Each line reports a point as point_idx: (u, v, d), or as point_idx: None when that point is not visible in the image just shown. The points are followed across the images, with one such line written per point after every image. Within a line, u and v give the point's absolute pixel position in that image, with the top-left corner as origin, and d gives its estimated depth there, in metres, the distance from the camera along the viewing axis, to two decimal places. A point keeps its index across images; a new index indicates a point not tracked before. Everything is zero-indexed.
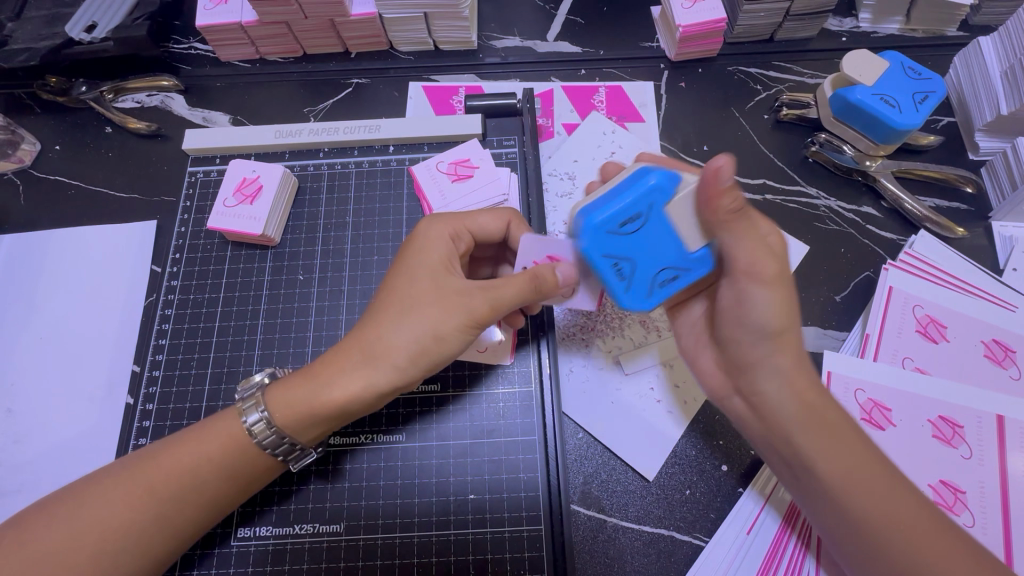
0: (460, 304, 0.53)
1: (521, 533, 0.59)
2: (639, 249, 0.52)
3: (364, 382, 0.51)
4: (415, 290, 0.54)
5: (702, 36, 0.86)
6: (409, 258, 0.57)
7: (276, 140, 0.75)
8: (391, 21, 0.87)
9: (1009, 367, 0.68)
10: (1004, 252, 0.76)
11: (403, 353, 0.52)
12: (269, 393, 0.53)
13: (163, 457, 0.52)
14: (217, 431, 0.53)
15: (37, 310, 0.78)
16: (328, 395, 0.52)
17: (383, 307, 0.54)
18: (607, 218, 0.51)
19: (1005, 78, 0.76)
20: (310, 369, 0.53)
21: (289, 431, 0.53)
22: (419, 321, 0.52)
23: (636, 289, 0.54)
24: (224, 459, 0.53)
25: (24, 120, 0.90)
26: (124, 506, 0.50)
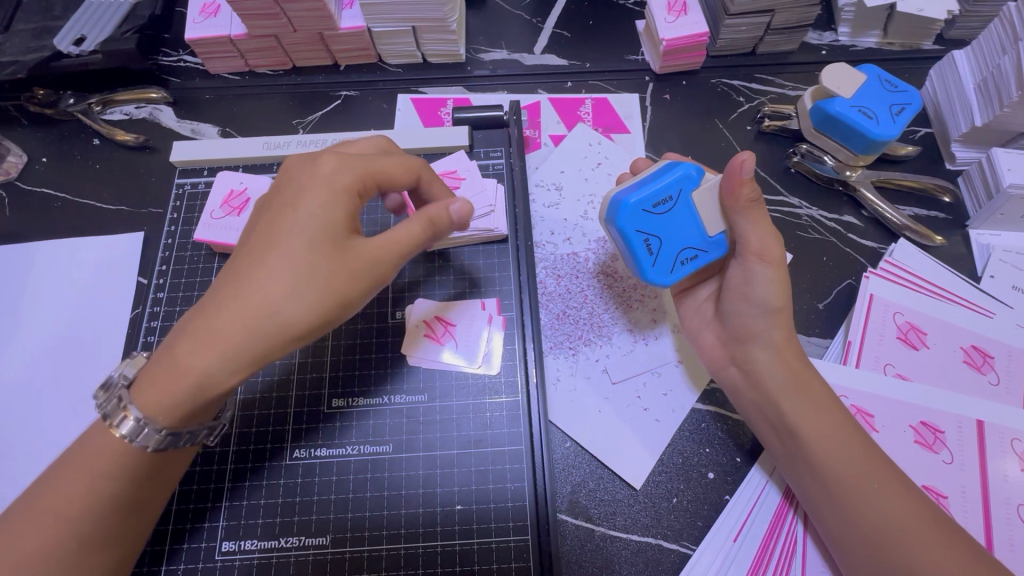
0: (351, 270, 0.51)
1: (508, 544, 0.59)
2: (667, 229, 0.63)
3: (221, 349, 0.47)
4: (301, 261, 0.49)
5: (686, 49, 0.87)
6: (288, 215, 0.51)
7: (264, 152, 0.76)
8: (380, 34, 0.88)
9: (988, 373, 0.69)
10: (982, 259, 0.78)
11: (264, 311, 0.48)
12: (138, 391, 0.49)
13: (63, 482, 0.49)
14: (108, 442, 0.50)
15: (21, 323, 0.78)
16: (202, 383, 0.48)
17: (257, 280, 0.48)
18: (643, 199, 0.62)
19: (978, 90, 0.79)
20: (173, 356, 0.48)
21: (166, 421, 0.49)
22: (306, 293, 0.49)
23: (662, 265, 0.64)
24: (128, 465, 0.50)
25: (10, 132, 0.90)
26: (43, 538, 0.48)
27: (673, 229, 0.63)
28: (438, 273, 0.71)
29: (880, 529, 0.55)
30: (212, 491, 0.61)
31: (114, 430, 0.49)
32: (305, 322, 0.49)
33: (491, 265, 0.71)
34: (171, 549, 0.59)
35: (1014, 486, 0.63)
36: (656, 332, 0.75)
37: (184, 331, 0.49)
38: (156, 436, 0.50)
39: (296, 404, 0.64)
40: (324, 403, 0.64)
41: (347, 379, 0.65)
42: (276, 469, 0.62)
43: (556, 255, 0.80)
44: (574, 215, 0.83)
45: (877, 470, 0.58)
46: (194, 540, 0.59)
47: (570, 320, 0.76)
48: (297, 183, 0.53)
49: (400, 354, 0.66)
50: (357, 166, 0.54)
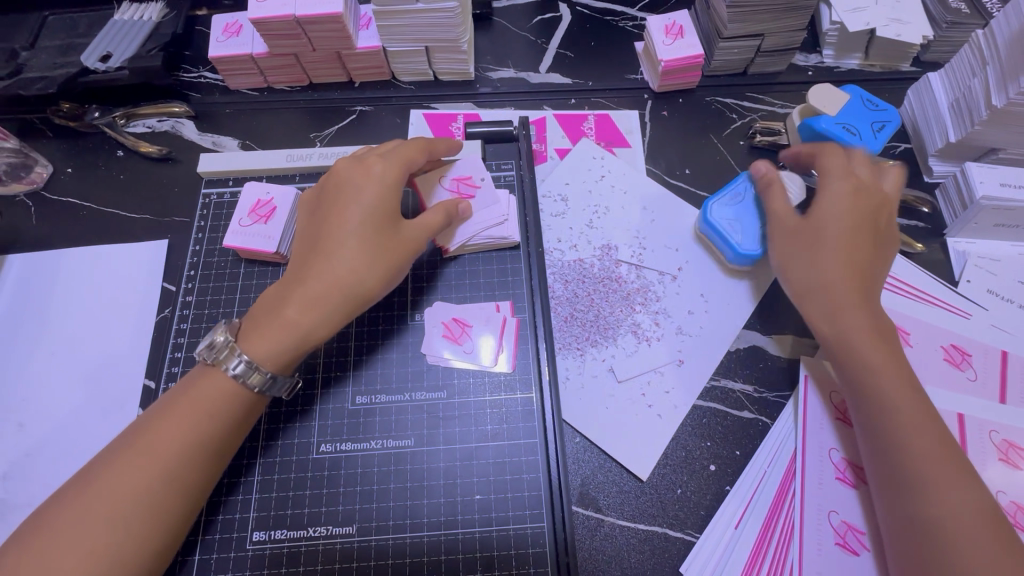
0: (408, 245, 0.67)
1: (526, 530, 0.62)
2: (743, 214, 0.81)
3: (322, 310, 0.62)
4: (372, 240, 0.65)
5: (682, 69, 0.93)
6: (352, 204, 0.66)
7: (287, 163, 0.80)
8: (395, 53, 0.94)
9: (967, 369, 0.74)
10: (959, 265, 0.83)
11: (353, 279, 0.63)
12: (246, 342, 0.61)
13: (161, 425, 0.57)
14: (206, 387, 0.59)
15: (49, 326, 0.81)
16: (307, 336, 0.62)
17: (341, 253, 0.64)
18: (719, 196, 0.82)
19: (952, 109, 0.85)
20: (279, 313, 0.62)
21: (272, 365, 0.61)
22: (379, 263, 0.65)
23: (750, 240, 0.79)
24: (220, 409, 0.59)
25: (36, 144, 0.93)
26: (136, 473, 0.55)
27: (751, 215, 0.81)
28: (455, 278, 0.75)
29: (934, 525, 0.57)
30: (242, 485, 0.64)
31: (224, 370, 0.60)
32: (378, 286, 0.65)
33: (504, 270, 0.75)
34: (203, 541, 0.61)
35: (992, 474, 0.68)
36: (659, 333, 0.79)
37: (288, 296, 0.63)
38: (260, 377, 0.61)
39: (322, 402, 0.68)
40: (348, 401, 0.68)
41: (369, 378, 0.69)
42: (303, 463, 0.65)
43: (564, 262, 0.85)
44: (579, 224, 0.88)
45: (940, 457, 0.59)
46: (226, 531, 0.62)
47: (577, 322, 0.80)
48: (356, 178, 0.67)
49: (420, 353, 0.70)
50: (396, 163, 0.69)
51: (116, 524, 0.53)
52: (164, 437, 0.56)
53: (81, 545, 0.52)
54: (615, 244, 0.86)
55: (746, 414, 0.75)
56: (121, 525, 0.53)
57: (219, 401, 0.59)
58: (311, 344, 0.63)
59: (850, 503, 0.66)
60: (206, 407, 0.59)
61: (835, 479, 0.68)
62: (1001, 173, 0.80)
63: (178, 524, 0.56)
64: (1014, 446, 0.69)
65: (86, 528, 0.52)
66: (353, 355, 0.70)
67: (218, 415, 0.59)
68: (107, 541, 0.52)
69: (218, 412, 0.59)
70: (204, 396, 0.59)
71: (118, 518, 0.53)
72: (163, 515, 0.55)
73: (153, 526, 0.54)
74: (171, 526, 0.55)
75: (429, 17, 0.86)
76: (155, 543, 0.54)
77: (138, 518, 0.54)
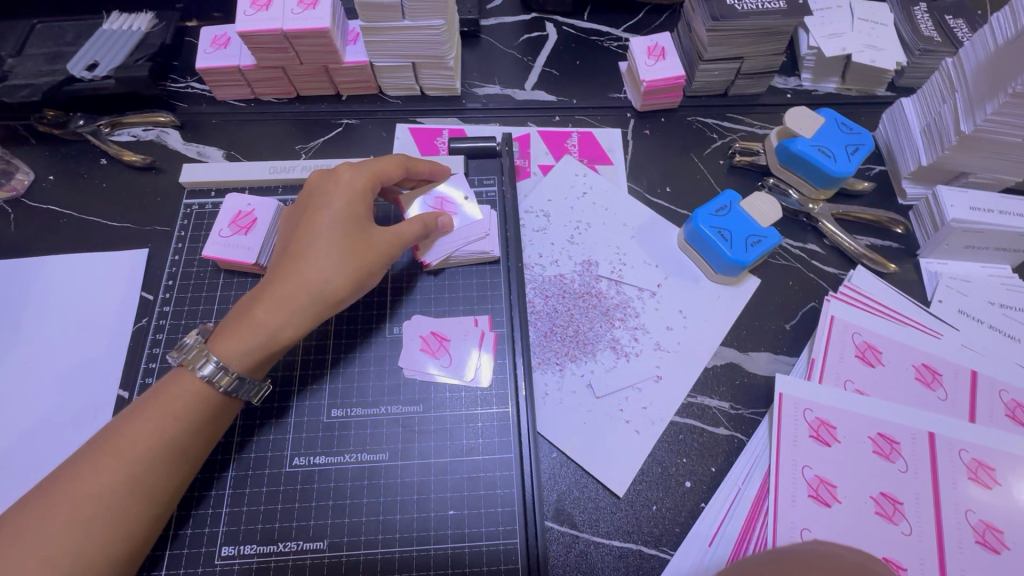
0: (380, 249, 0.67)
1: (498, 546, 0.62)
2: (730, 225, 0.82)
3: (293, 312, 0.62)
4: (342, 243, 0.65)
5: (664, 89, 0.96)
6: (323, 209, 0.67)
7: (270, 175, 0.80)
8: (382, 68, 0.95)
9: (937, 388, 0.76)
10: (931, 285, 0.85)
11: (324, 280, 0.63)
12: (215, 344, 0.61)
13: (129, 429, 0.57)
14: (176, 391, 0.59)
15: (24, 335, 0.80)
16: (278, 338, 0.62)
17: (311, 256, 0.64)
18: (708, 207, 0.83)
19: (923, 133, 0.87)
20: (248, 315, 0.62)
21: (243, 368, 0.61)
22: (349, 266, 0.65)
23: (735, 249, 0.80)
24: (191, 414, 0.59)
25: (18, 151, 0.93)
26: (99, 475, 0.54)
27: (739, 224, 0.82)
28: (435, 292, 0.75)
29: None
30: (213, 498, 0.63)
31: (196, 373, 0.60)
32: (348, 288, 0.65)
33: (483, 284, 0.76)
34: (170, 555, 0.61)
35: (962, 494, 0.69)
36: (637, 348, 0.80)
37: (259, 300, 0.63)
38: (228, 379, 0.60)
39: (297, 415, 0.67)
40: (323, 413, 0.67)
41: (346, 391, 0.69)
42: (275, 476, 0.64)
43: (544, 277, 0.85)
44: (560, 239, 0.88)
45: None
46: (194, 546, 0.61)
47: (557, 337, 0.80)
48: (327, 186, 0.68)
49: (398, 366, 0.70)
50: (367, 171, 0.69)
51: (76, 529, 0.52)
52: (130, 441, 0.56)
53: (38, 550, 0.51)
54: (596, 260, 0.87)
55: (721, 430, 0.75)
56: (80, 530, 0.52)
57: (188, 403, 0.59)
58: (283, 346, 0.63)
59: (822, 520, 0.67)
60: (173, 410, 0.58)
61: (808, 497, 0.68)
62: (969, 197, 0.83)
63: (139, 531, 0.55)
64: (984, 465, 0.70)
65: (45, 532, 0.52)
66: (329, 368, 0.70)
67: (183, 419, 0.58)
68: (65, 544, 0.52)
69: (185, 415, 0.59)
70: (173, 398, 0.59)
71: (78, 522, 0.53)
72: (124, 521, 0.54)
73: (113, 532, 0.54)
74: (133, 532, 0.55)
75: (416, 33, 0.88)
76: (115, 548, 0.54)
77: (99, 522, 0.53)
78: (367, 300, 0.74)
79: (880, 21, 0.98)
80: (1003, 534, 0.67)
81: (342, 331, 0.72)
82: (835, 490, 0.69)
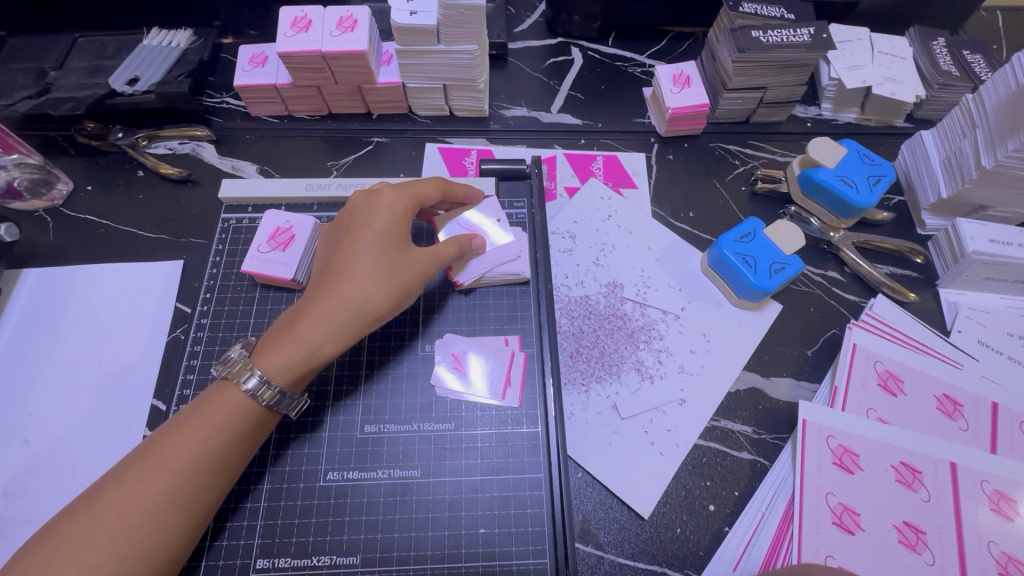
0: (418, 269, 0.68)
1: (528, 566, 0.63)
2: (754, 251, 0.84)
3: (334, 329, 0.64)
4: (383, 262, 0.67)
5: (688, 117, 0.98)
6: (365, 228, 0.69)
7: (306, 192, 0.82)
8: (414, 89, 0.97)
9: (959, 419, 0.77)
10: (951, 315, 0.87)
11: (364, 298, 0.65)
12: (259, 358, 0.63)
13: (174, 439, 0.58)
14: (220, 403, 0.61)
15: (61, 342, 0.81)
16: (318, 354, 0.64)
17: (353, 274, 0.66)
18: (732, 234, 0.85)
19: (943, 166, 0.89)
20: (291, 331, 0.64)
21: (285, 382, 0.63)
22: (389, 284, 0.66)
23: (760, 276, 0.81)
24: (233, 425, 0.60)
25: (58, 161, 0.95)
26: (145, 484, 0.55)
27: (763, 250, 0.83)
28: (466, 311, 0.77)
29: None
30: (248, 510, 0.64)
31: (240, 387, 0.61)
32: (387, 306, 0.66)
33: (514, 305, 0.77)
34: (206, 566, 0.61)
35: (985, 525, 0.69)
36: (662, 371, 0.81)
37: (301, 316, 0.64)
38: (270, 393, 0.62)
39: (331, 430, 0.69)
40: (356, 429, 0.69)
41: (379, 408, 0.70)
42: (310, 490, 0.65)
43: (570, 297, 0.87)
44: (586, 261, 0.90)
45: None
46: (229, 558, 0.62)
47: (583, 358, 0.82)
48: (369, 206, 0.71)
49: (429, 384, 0.71)
50: (406, 193, 0.72)
51: (121, 536, 0.53)
52: (175, 452, 0.57)
53: (84, 558, 0.52)
54: (621, 282, 0.88)
55: (745, 455, 0.76)
56: (124, 539, 0.53)
57: (230, 415, 0.60)
58: (321, 362, 0.65)
59: (846, 548, 0.68)
60: (216, 421, 0.60)
61: (832, 524, 0.69)
62: (989, 230, 0.84)
63: (179, 542, 0.56)
64: (1005, 496, 0.71)
65: (90, 541, 0.53)
66: (363, 383, 0.71)
67: (226, 430, 0.60)
68: (111, 552, 0.53)
69: (227, 427, 0.60)
70: (217, 409, 0.60)
71: (122, 531, 0.53)
72: (165, 532, 0.55)
73: (155, 542, 0.54)
74: (173, 544, 0.56)
75: (449, 57, 0.90)
76: (156, 559, 0.54)
77: (142, 532, 0.54)
78: (400, 317, 0.75)
79: (900, 54, 1.01)
80: None
81: (375, 347, 0.73)
82: (858, 518, 0.69)
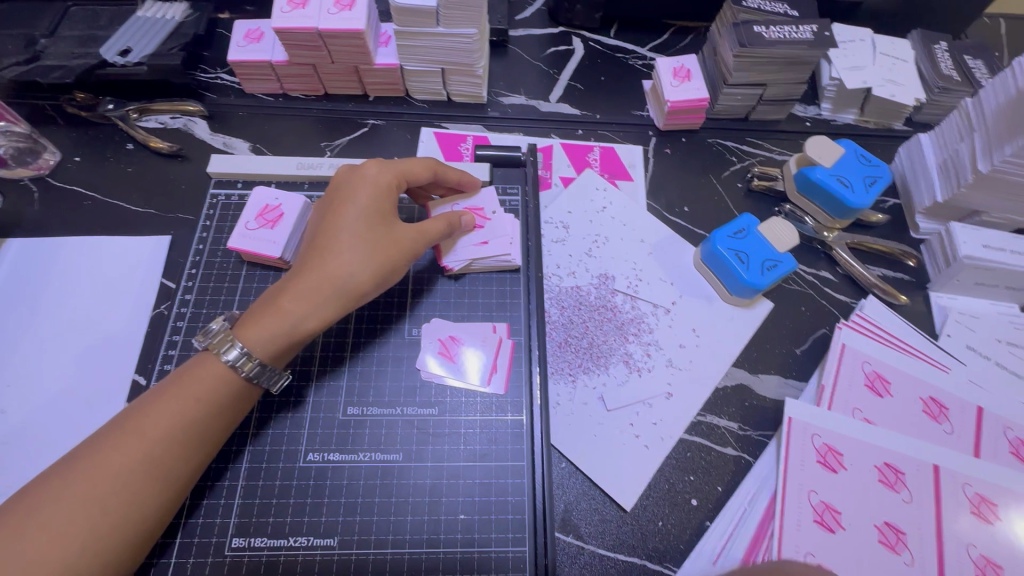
0: (404, 246, 0.68)
1: (507, 554, 0.62)
2: (746, 247, 0.83)
3: (318, 303, 0.63)
4: (368, 238, 0.66)
5: (688, 110, 0.97)
6: (349, 204, 0.68)
7: (298, 171, 0.81)
8: (411, 72, 0.96)
9: (944, 422, 0.77)
10: (940, 319, 0.87)
11: (349, 273, 0.64)
12: (240, 330, 0.62)
13: (153, 409, 0.57)
14: (201, 374, 0.60)
15: (42, 314, 0.80)
16: (301, 328, 0.63)
17: (337, 249, 0.65)
18: (725, 229, 0.84)
19: (939, 170, 0.89)
20: (274, 304, 0.63)
21: (269, 357, 0.62)
22: (375, 260, 0.66)
23: (751, 271, 0.81)
24: (213, 398, 0.59)
25: (46, 130, 0.94)
26: (119, 453, 0.55)
27: (756, 246, 0.83)
28: (453, 296, 0.76)
29: None
30: (226, 488, 0.63)
31: (222, 359, 0.60)
32: (372, 282, 0.66)
33: (503, 292, 0.77)
34: (180, 543, 0.61)
35: (965, 529, 0.69)
36: (650, 364, 0.81)
37: (283, 291, 0.63)
38: (251, 365, 0.61)
39: (313, 410, 0.68)
40: (339, 410, 0.68)
41: (362, 390, 0.69)
42: (289, 470, 0.65)
43: (561, 287, 0.86)
44: (578, 251, 0.90)
45: None
46: (205, 536, 0.61)
47: (571, 348, 0.81)
48: (353, 181, 0.70)
49: (414, 368, 0.71)
50: (392, 169, 0.71)
51: (91, 506, 0.52)
52: (152, 422, 0.57)
53: (53, 525, 0.51)
54: (612, 274, 0.88)
55: (729, 451, 0.76)
56: (97, 508, 0.53)
57: (211, 387, 0.59)
58: (305, 338, 0.64)
59: (826, 547, 0.67)
60: (196, 393, 0.59)
61: (814, 522, 0.69)
62: (982, 235, 0.84)
63: (154, 514, 0.55)
64: (986, 500, 0.71)
65: (60, 509, 0.52)
66: (347, 365, 0.70)
67: (205, 402, 0.59)
68: (80, 521, 0.52)
69: (207, 399, 0.59)
70: (198, 381, 0.59)
71: (95, 500, 0.53)
72: (139, 503, 0.54)
73: (128, 513, 0.54)
74: (148, 515, 0.55)
75: (448, 40, 0.89)
76: (129, 530, 0.54)
77: (116, 501, 0.53)
78: (387, 299, 0.74)
79: (901, 57, 1.00)
80: (1002, 569, 0.68)
81: (361, 329, 0.72)
82: (840, 517, 0.69)
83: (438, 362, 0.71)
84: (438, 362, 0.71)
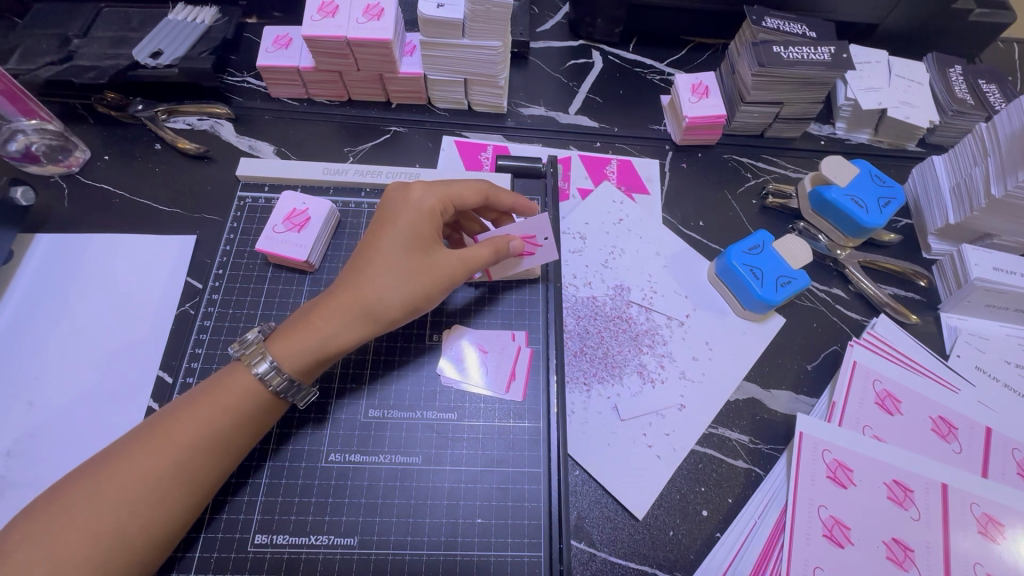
0: (441, 271, 0.67)
1: (523, 558, 0.63)
2: (762, 263, 0.84)
3: (350, 326, 0.64)
4: (405, 263, 0.66)
5: (704, 126, 0.99)
6: (390, 226, 0.68)
7: (324, 176, 0.83)
8: (435, 81, 0.98)
9: (953, 441, 0.78)
10: (950, 339, 0.88)
11: (383, 296, 0.65)
12: (272, 344, 0.63)
13: (183, 416, 0.59)
14: (229, 384, 0.61)
15: (70, 310, 0.82)
16: (330, 347, 0.64)
17: (373, 271, 0.66)
18: (739, 245, 0.86)
19: (952, 192, 0.91)
20: (307, 320, 0.64)
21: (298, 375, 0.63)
22: (409, 286, 0.66)
23: (766, 287, 0.82)
24: (240, 407, 0.61)
25: (77, 129, 0.96)
26: (149, 457, 0.56)
27: (770, 263, 0.84)
28: (474, 303, 0.78)
29: None
30: (250, 486, 0.65)
31: (252, 372, 0.62)
32: (404, 308, 0.66)
33: (523, 301, 0.78)
34: (204, 538, 0.62)
35: (972, 548, 0.70)
36: (664, 375, 0.82)
37: (318, 309, 0.65)
38: (279, 379, 0.62)
39: (336, 411, 0.69)
40: (361, 412, 0.69)
41: (383, 393, 0.71)
42: (311, 470, 0.66)
43: (577, 297, 0.88)
44: (595, 262, 0.91)
45: None
46: (228, 531, 0.63)
47: (586, 357, 0.83)
48: (397, 202, 0.70)
49: (434, 373, 0.72)
50: (437, 192, 0.70)
51: (122, 507, 0.54)
52: (181, 429, 0.58)
53: (84, 524, 0.53)
54: (628, 285, 0.90)
55: (740, 463, 0.78)
56: (126, 509, 0.54)
57: (239, 398, 0.61)
58: (333, 356, 0.65)
59: (835, 561, 0.68)
60: (224, 402, 0.60)
61: (823, 536, 0.70)
62: (993, 257, 0.86)
63: (179, 518, 0.57)
64: (993, 520, 0.72)
65: (91, 508, 0.53)
66: (369, 369, 0.72)
67: (233, 412, 0.60)
68: (110, 522, 0.53)
69: (234, 409, 0.60)
70: (227, 391, 0.61)
71: (124, 502, 0.54)
72: (166, 507, 0.56)
73: (155, 515, 0.55)
74: (174, 519, 0.56)
75: (474, 52, 0.91)
76: (155, 533, 0.55)
77: (144, 504, 0.55)
78: None
79: (917, 79, 1.02)
80: None
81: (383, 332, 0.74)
82: (849, 532, 0.70)
83: (457, 361, 0.73)
84: (457, 361, 0.73)
